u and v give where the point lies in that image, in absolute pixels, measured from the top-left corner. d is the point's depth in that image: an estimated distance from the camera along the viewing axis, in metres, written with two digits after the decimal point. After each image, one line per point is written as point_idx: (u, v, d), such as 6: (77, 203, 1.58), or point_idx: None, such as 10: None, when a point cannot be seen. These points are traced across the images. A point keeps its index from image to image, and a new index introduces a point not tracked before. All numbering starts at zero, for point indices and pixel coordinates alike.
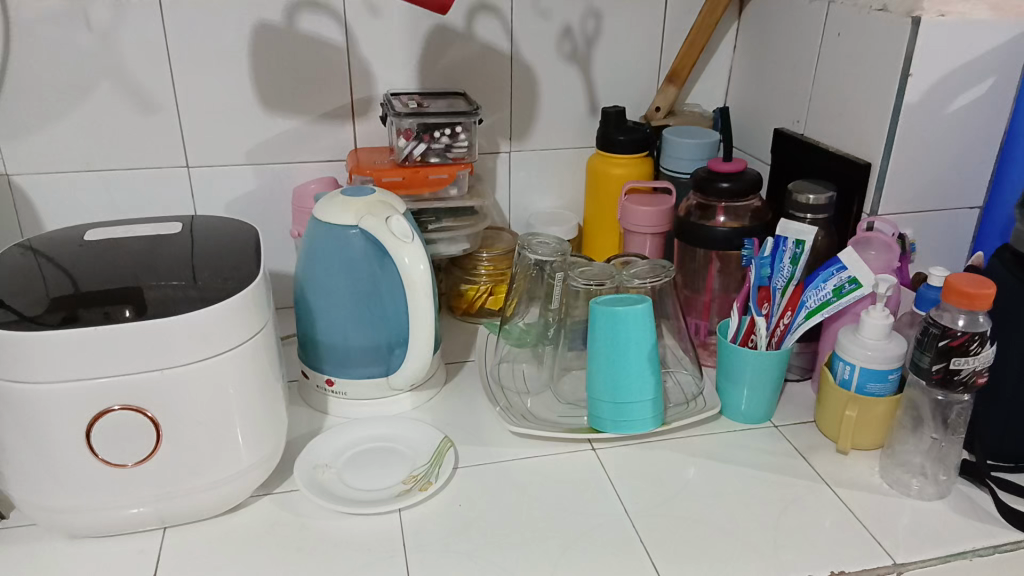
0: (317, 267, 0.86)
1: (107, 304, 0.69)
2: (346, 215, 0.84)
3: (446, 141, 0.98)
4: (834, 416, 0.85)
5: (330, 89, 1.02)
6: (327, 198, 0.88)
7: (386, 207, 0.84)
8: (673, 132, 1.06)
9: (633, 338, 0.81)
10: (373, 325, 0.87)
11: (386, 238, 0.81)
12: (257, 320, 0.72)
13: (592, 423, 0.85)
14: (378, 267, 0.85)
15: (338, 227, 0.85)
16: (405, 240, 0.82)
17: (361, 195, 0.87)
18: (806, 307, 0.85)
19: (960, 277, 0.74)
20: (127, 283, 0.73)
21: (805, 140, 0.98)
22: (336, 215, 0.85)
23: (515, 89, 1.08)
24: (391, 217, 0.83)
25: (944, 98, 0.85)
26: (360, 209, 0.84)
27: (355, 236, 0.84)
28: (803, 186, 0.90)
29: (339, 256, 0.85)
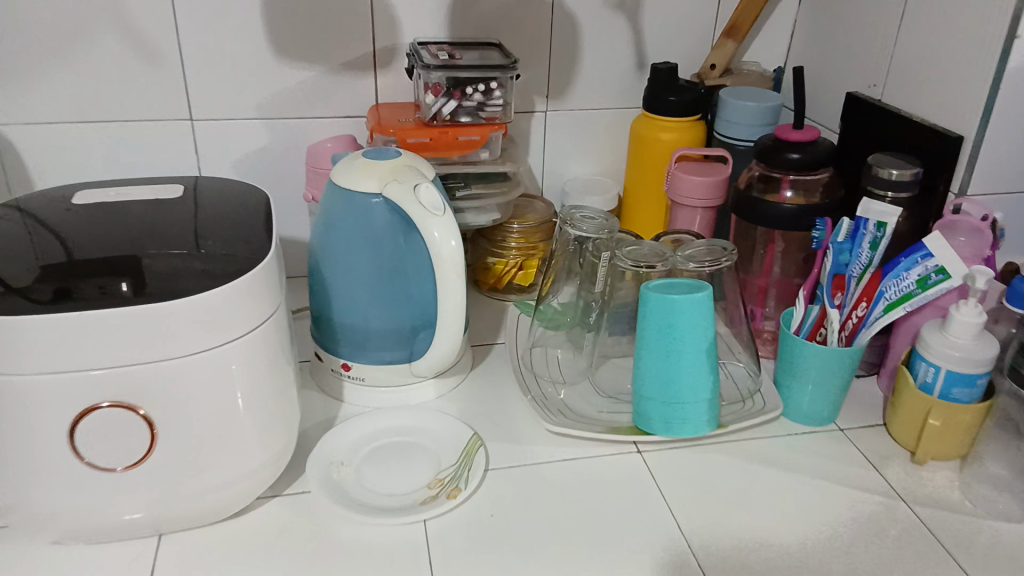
0: (335, 239, 0.77)
1: (101, 278, 0.60)
2: (369, 181, 0.75)
3: (479, 99, 0.87)
4: (912, 423, 0.76)
5: (350, 37, 0.91)
6: (346, 160, 0.79)
7: (416, 173, 0.75)
8: (730, 94, 0.95)
9: (689, 330, 0.72)
10: (396, 304, 0.78)
11: (413, 209, 0.72)
12: (267, 305, 0.62)
13: (638, 421, 0.76)
14: (403, 241, 0.76)
15: (359, 194, 0.75)
16: (436, 210, 0.72)
17: (385, 158, 0.78)
18: (886, 299, 0.76)
19: None
20: (126, 252, 0.63)
21: (881, 108, 0.87)
22: (356, 181, 0.75)
23: (555, 42, 0.96)
24: (421, 184, 0.73)
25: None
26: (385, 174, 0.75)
27: (380, 205, 0.75)
28: (884, 160, 0.79)
29: (361, 227, 0.76)
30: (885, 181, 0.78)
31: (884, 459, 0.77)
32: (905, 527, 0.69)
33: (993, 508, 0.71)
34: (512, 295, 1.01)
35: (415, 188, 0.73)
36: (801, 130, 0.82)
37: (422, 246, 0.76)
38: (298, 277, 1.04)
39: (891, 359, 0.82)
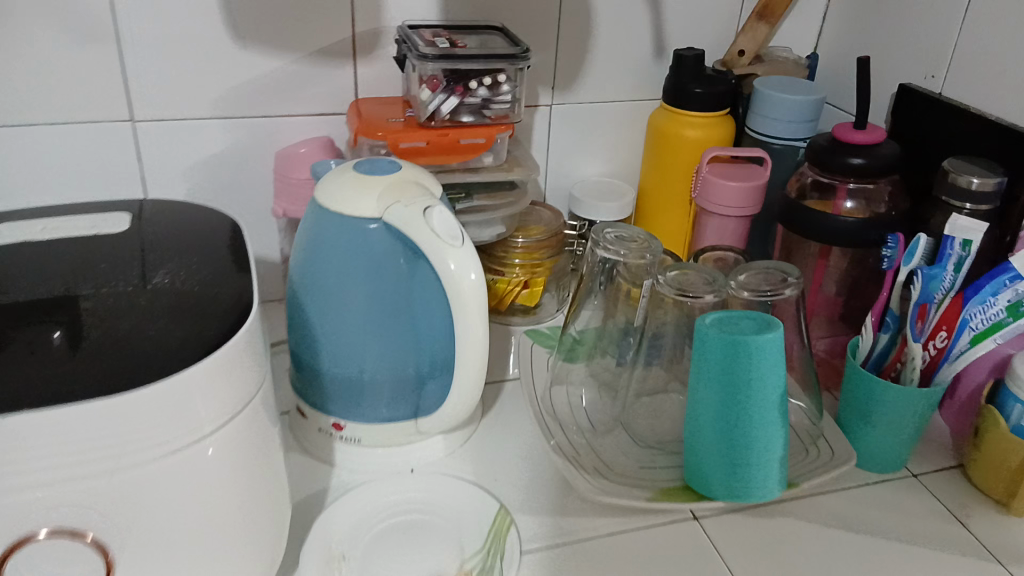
0: (325, 274, 0.63)
1: (29, 323, 0.47)
2: (366, 203, 0.61)
3: (484, 95, 0.74)
4: (1004, 473, 0.66)
5: (325, 20, 0.76)
6: (333, 176, 0.65)
7: (424, 191, 0.61)
8: (765, 84, 0.83)
9: (759, 377, 0.61)
10: (401, 350, 0.64)
11: (423, 238, 0.58)
12: (250, 382, 0.48)
13: (694, 480, 0.66)
14: (410, 275, 0.62)
15: (355, 220, 0.61)
16: (455, 240, 0.58)
17: (381, 172, 0.63)
18: (970, 330, 0.65)
19: None
20: (56, 292, 0.49)
21: (937, 102, 0.75)
22: (350, 204, 0.61)
23: (563, 24, 0.83)
24: (433, 206, 0.59)
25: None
26: (386, 194, 0.61)
27: (380, 232, 0.61)
28: (960, 166, 0.68)
29: (358, 260, 0.62)
30: (965, 191, 0.67)
31: (968, 511, 0.67)
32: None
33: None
34: (516, 317, 0.88)
35: (425, 211, 0.59)
36: (863, 131, 0.71)
37: (431, 279, 0.62)
38: (269, 302, 0.89)
39: (961, 391, 0.72)
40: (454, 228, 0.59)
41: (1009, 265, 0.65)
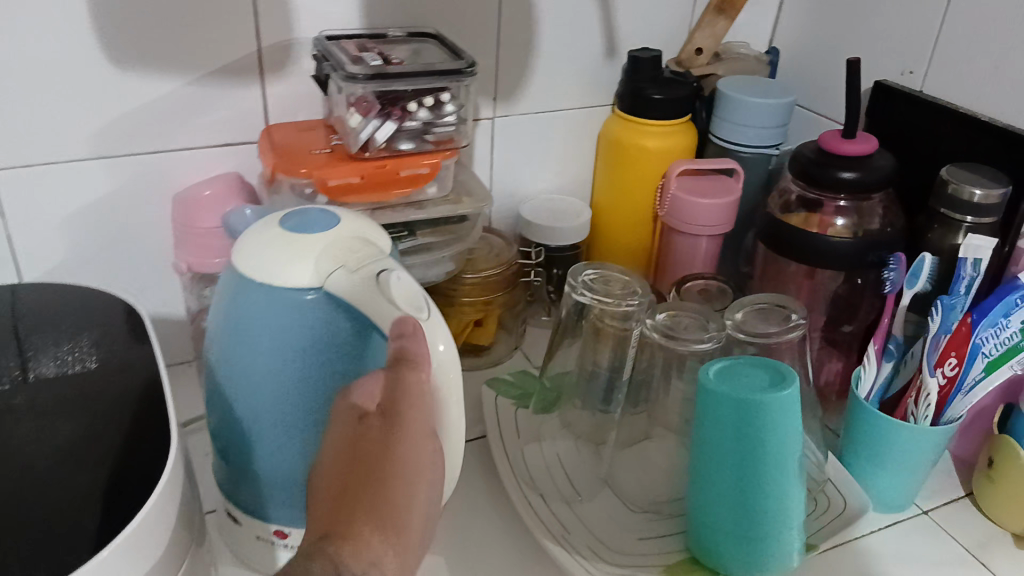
0: (251, 357, 0.51)
1: None
2: (304, 271, 0.49)
3: (425, 118, 0.62)
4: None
5: (224, 33, 0.63)
6: (253, 234, 0.52)
7: (376, 252, 0.49)
8: (729, 86, 0.75)
9: (777, 440, 0.52)
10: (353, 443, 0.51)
11: (374, 311, 0.46)
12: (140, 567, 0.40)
13: (703, 554, 0.58)
14: (361, 352, 0.50)
15: (289, 291, 0.49)
16: (421, 311, 0.45)
17: (318, 228, 0.51)
18: (983, 357, 0.58)
19: None
20: None
21: (922, 101, 0.69)
22: (282, 272, 0.49)
23: (503, 26, 0.72)
24: (392, 269, 0.47)
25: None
26: (329, 259, 0.49)
27: (324, 306, 0.49)
28: (961, 176, 0.62)
29: (294, 339, 0.50)
30: (967, 205, 0.61)
31: (987, 548, 0.61)
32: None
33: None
34: (468, 358, 0.78)
35: (383, 278, 0.46)
36: (853, 141, 0.64)
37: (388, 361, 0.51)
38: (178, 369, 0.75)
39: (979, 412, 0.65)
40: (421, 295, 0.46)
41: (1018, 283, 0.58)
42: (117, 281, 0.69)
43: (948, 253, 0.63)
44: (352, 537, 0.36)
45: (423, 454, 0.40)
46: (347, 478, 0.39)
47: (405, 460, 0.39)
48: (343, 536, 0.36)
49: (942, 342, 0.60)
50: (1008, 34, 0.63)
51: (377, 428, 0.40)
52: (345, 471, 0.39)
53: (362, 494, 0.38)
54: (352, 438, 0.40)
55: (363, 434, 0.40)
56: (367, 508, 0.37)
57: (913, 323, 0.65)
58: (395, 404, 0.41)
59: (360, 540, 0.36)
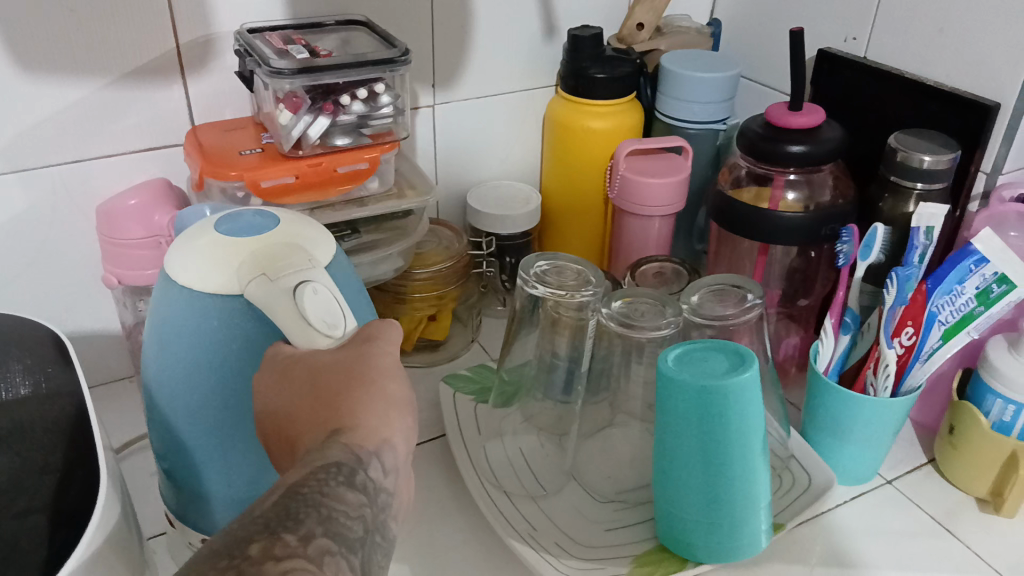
0: (187, 362, 0.47)
1: None
2: (224, 277, 0.46)
3: (360, 110, 0.59)
4: (991, 470, 0.60)
5: (138, 30, 0.59)
6: (186, 235, 0.49)
7: (303, 261, 0.45)
8: (673, 61, 0.74)
9: (740, 422, 0.51)
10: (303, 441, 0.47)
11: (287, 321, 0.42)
12: None
13: (673, 542, 0.56)
14: None
15: (210, 298, 0.46)
16: (335, 329, 0.42)
17: (247, 232, 0.48)
18: (940, 325, 0.58)
19: None
20: None
21: (868, 67, 0.69)
22: (202, 276, 0.46)
23: (437, 9, 0.69)
24: (314, 286, 0.43)
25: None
26: (250, 266, 0.45)
27: (246, 316, 0.46)
28: (911, 143, 0.62)
29: (237, 334, 0.46)
30: (916, 171, 0.61)
31: (952, 513, 0.61)
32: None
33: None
34: (422, 354, 0.76)
35: (299, 293, 0.43)
36: (801, 113, 0.63)
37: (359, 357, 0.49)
38: (113, 387, 0.72)
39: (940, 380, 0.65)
40: (338, 317, 0.43)
41: (970, 248, 0.58)
42: (39, 299, 0.65)
43: (901, 223, 0.63)
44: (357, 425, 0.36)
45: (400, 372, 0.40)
46: (328, 388, 0.38)
47: (391, 366, 0.39)
48: (353, 426, 0.36)
49: (899, 312, 0.59)
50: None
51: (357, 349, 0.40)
52: (324, 383, 0.38)
53: (352, 397, 0.37)
54: (332, 358, 0.40)
55: (342, 356, 0.40)
56: (358, 401, 0.37)
57: (868, 294, 0.65)
58: (374, 332, 0.41)
59: (368, 427, 0.36)
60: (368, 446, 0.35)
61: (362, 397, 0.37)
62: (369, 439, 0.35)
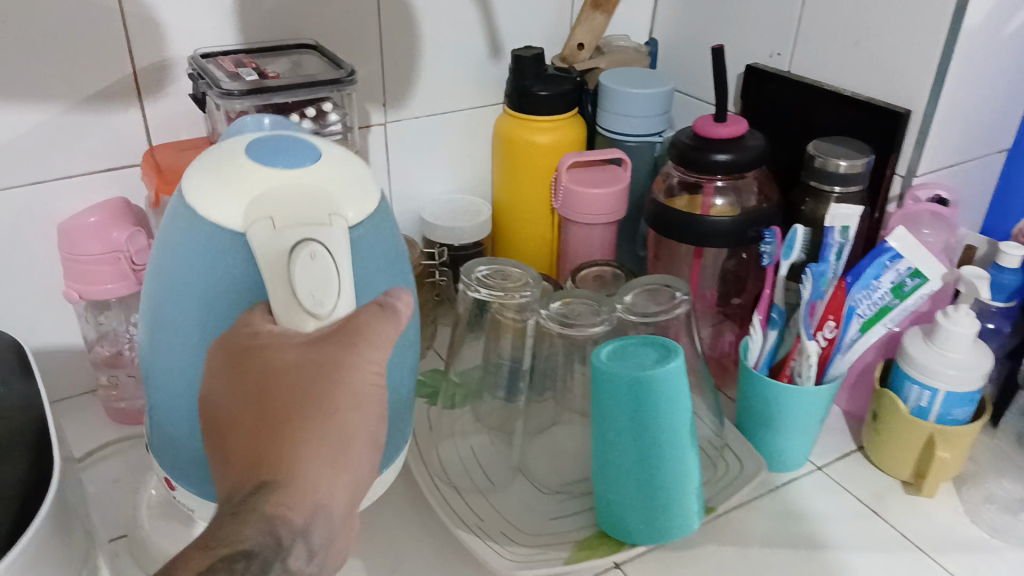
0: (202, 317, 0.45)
1: None
2: (231, 206, 0.44)
3: (309, 128, 0.63)
4: (912, 453, 0.63)
5: (96, 56, 0.62)
6: (217, 149, 0.47)
7: (321, 218, 0.43)
8: (611, 79, 0.78)
9: (667, 415, 0.54)
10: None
11: (273, 283, 0.41)
12: None
13: (611, 527, 0.59)
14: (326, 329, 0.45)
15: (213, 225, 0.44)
16: (321, 307, 0.41)
17: (279, 162, 0.45)
18: (859, 317, 0.63)
19: None
20: None
21: (791, 81, 0.74)
22: (208, 201, 0.44)
23: (386, 34, 0.73)
24: (312, 252, 0.41)
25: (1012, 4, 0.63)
26: (258, 205, 0.43)
27: (242, 255, 0.44)
28: (828, 150, 0.66)
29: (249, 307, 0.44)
30: (833, 175, 0.65)
31: (878, 496, 0.64)
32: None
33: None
34: None
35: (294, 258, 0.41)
36: (725, 124, 0.67)
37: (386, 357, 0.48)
38: (74, 401, 0.74)
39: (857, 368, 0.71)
40: (328, 298, 0.41)
41: (886, 244, 0.62)
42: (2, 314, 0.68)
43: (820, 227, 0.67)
44: (293, 486, 0.35)
45: (369, 398, 0.39)
46: (277, 404, 0.37)
47: (355, 397, 0.38)
48: (286, 479, 0.36)
49: (819, 306, 0.63)
50: (859, 12, 0.67)
51: (329, 350, 0.39)
52: (273, 397, 0.38)
53: (299, 433, 0.37)
54: (298, 356, 0.38)
55: (305, 359, 0.38)
56: (302, 443, 0.36)
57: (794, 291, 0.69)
58: (361, 335, 0.39)
59: (303, 485, 0.36)
60: (298, 519, 0.35)
61: (305, 438, 0.36)
62: (298, 512, 0.35)
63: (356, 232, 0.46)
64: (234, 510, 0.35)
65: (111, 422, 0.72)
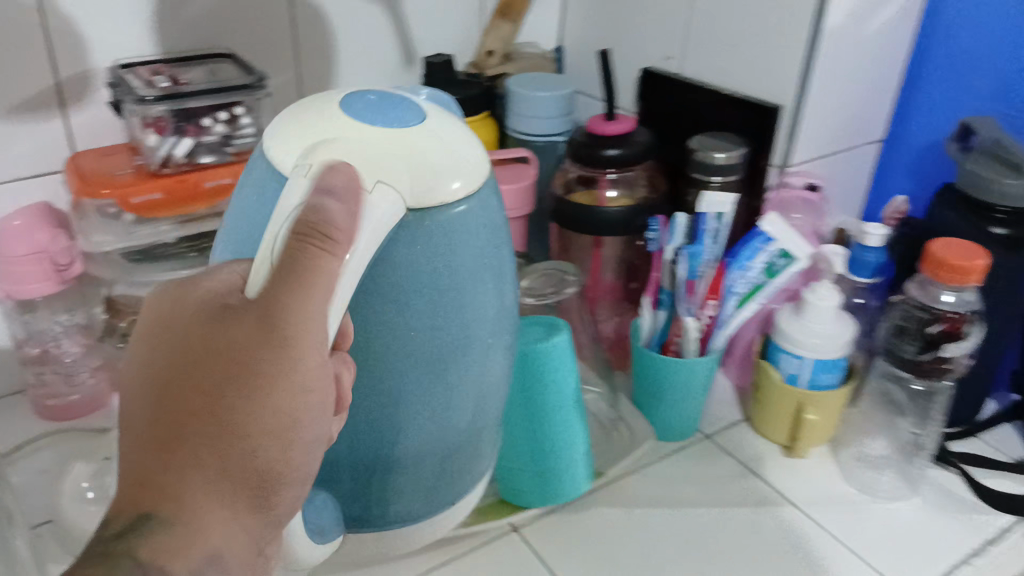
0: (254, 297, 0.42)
1: None
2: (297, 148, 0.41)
3: (222, 130, 0.68)
4: (786, 419, 0.69)
5: (17, 66, 0.66)
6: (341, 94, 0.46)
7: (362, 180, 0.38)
8: (517, 83, 0.84)
9: (555, 388, 0.59)
10: (376, 430, 0.45)
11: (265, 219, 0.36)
12: None
13: (511, 495, 0.63)
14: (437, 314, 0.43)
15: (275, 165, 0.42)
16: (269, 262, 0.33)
17: (372, 114, 0.43)
18: (735, 294, 0.68)
19: (946, 243, 0.59)
20: None
21: (679, 82, 0.80)
22: (286, 138, 0.42)
23: (301, 43, 0.78)
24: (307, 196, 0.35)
25: (873, 11, 0.70)
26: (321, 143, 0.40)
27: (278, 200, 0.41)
28: (708, 145, 0.72)
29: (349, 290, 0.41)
30: (711, 166, 0.71)
31: (761, 460, 0.70)
32: (830, 549, 0.61)
33: (898, 494, 0.66)
34: None
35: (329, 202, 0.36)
36: (614, 121, 0.73)
37: (489, 351, 0.46)
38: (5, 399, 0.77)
39: (738, 345, 0.77)
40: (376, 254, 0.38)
41: (759, 229, 0.68)
42: None
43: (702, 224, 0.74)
44: (183, 533, 0.31)
45: (299, 410, 0.33)
46: (179, 414, 0.32)
47: (279, 415, 0.33)
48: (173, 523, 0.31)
49: (699, 286, 0.68)
50: (738, 22, 0.73)
51: (246, 342, 0.32)
52: (176, 409, 0.32)
53: (200, 461, 0.32)
54: (209, 346, 0.33)
55: (218, 350, 0.32)
56: (204, 476, 0.32)
57: None
58: (289, 328, 0.32)
59: (197, 531, 0.31)
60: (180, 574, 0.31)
61: (209, 469, 0.32)
62: (177, 568, 0.31)
63: (459, 208, 0.43)
64: (101, 552, 0.29)
65: (39, 417, 0.74)
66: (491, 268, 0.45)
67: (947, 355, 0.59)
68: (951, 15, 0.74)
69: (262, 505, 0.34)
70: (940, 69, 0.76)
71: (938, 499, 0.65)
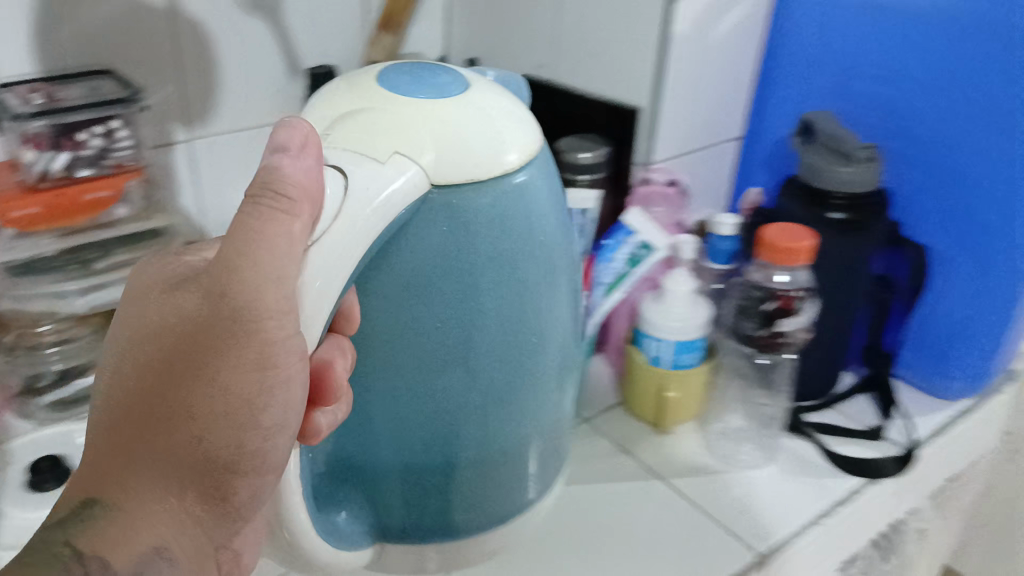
0: None
1: None
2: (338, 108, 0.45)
3: (102, 143, 0.70)
4: (651, 398, 0.74)
5: None
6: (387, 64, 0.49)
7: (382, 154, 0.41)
8: None
9: None
10: (426, 429, 0.47)
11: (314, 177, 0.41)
12: None
13: None
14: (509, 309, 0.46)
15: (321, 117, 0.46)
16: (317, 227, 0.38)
17: (409, 83, 0.46)
18: (602, 285, 0.72)
19: (778, 227, 0.65)
20: None
21: (548, 88, 0.85)
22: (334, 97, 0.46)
23: (185, 59, 0.80)
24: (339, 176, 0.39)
25: (719, 15, 0.76)
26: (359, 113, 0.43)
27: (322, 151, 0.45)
28: (579, 146, 0.77)
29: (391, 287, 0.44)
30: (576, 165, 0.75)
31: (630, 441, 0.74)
32: (688, 516, 0.65)
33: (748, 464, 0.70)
34: None
35: (342, 171, 0.40)
36: None
37: (553, 342, 0.50)
38: None
39: (609, 335, 0.82)
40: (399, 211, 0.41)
41: (621, 224, 0.73)
42: None
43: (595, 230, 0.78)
44: (133, 520, 0.37)
45: (261, 401, 0.38)
46: (158, 400, 0.37)
47: (240, 402, 0.38)
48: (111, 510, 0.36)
49: None
50: (593, 28, 0.79)
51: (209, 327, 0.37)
52: (151, 399, 0.37)
53: (161, 444, 0.37)
54: (185, 332, 0.37)
55: (193, 333, 0.37)
56: (164, 465, 0.37)
57: None
58: (240, 314, 0.36)
59: (136, 520, 0.37)
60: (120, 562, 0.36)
61: (174, 458, 0.37)
62: (118, 557, 0.36)
63: (517, 178, 0.45)
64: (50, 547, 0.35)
65: None
66: (561, 269, 0.50)
67: (784, 330, 0.70)
68: (815, 12, 0.79)
69: (217, 496, 0.39)
70: (802, 63, 0.81)
71: (791, 464, 0.71)
